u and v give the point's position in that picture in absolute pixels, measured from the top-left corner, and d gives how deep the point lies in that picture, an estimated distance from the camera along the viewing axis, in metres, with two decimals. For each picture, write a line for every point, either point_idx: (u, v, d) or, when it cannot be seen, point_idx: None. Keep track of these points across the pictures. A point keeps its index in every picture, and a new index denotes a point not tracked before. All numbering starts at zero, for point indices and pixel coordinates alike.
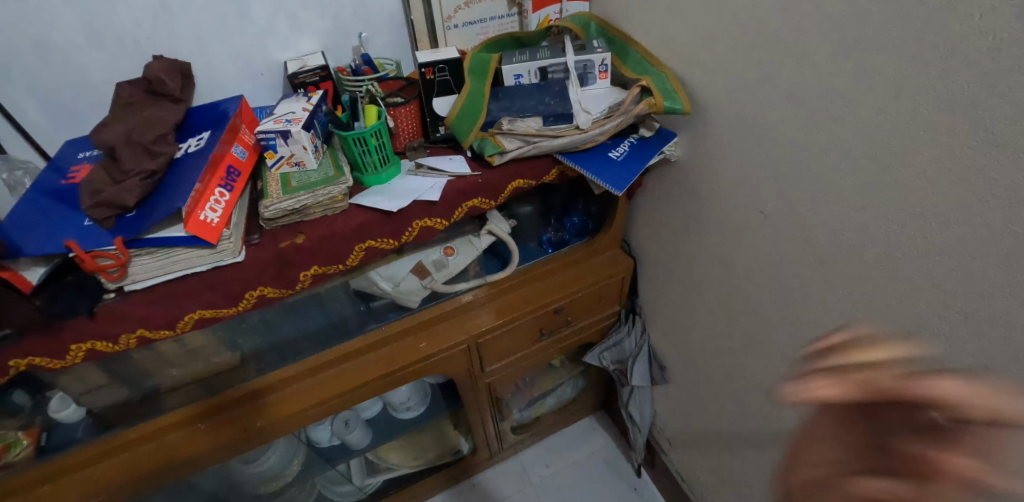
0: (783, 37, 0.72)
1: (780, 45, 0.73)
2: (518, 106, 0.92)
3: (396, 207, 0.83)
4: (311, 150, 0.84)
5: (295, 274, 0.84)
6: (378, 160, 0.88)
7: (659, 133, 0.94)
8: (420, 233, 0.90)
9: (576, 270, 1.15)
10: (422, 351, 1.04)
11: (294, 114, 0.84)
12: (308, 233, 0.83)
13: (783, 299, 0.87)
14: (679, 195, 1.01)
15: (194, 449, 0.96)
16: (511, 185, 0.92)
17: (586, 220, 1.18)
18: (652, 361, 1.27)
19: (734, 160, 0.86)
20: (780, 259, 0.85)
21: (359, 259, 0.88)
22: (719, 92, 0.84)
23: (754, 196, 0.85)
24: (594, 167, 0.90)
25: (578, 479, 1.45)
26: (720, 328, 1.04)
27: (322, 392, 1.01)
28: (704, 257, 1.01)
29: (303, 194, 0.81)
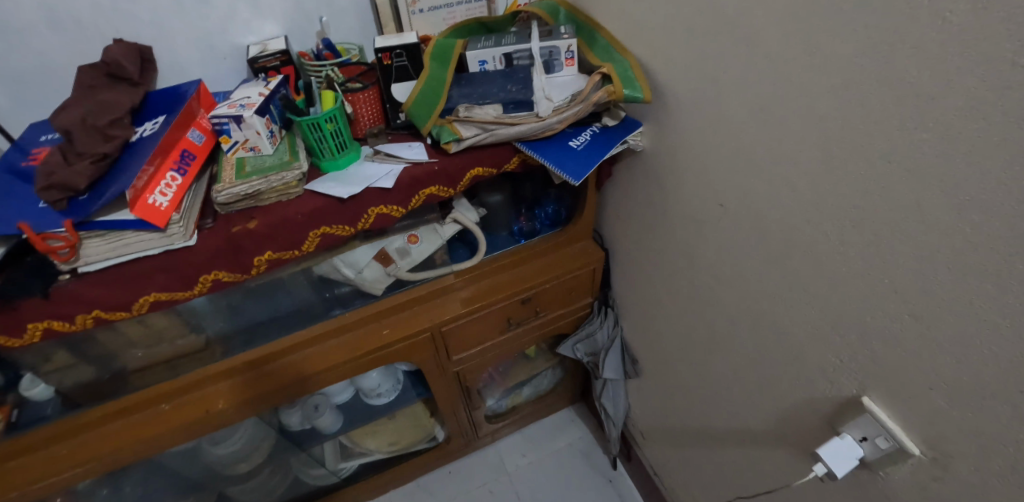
0: (738, 24, 0.69)
1: (736, 32, 0.69)
2: (479, 92, 0.91)
3: (347, 193, 0.83)
4: (266, 135, 0.84)
5: (248, 259, 0.84)
6: (337, 145, 0.88)
7: (624, 121, 0.91)
8: (376, 220, 0.89)
9: (546, 260, 1.13)
10: (384, 338, 1.03)
11: (249, 99, 0.85)
12: (260, 218, 0.83)
13: (743, 296, 0.85)
14: (646, 186, 0.98)
15: (156, 429, 0.97)
16: (469, 173, 0.91)
17: (559, 210, 1.16)
18: (624, 353, 1.26)
19: (695, 151, 0.83)
20: (739, 254, 0.83)
21: (315, 245, 0.88)
22: (679, 79, 0.81)
23: (714, 189, 0.83)
24: (553, 156, 0.88)
25: (553, 469, 1.46)
26: (687, 324, 1.02)
27: (284, 376, 1.01)
28: (671, 251, 0.99)
29: (254, 179, 0.81)
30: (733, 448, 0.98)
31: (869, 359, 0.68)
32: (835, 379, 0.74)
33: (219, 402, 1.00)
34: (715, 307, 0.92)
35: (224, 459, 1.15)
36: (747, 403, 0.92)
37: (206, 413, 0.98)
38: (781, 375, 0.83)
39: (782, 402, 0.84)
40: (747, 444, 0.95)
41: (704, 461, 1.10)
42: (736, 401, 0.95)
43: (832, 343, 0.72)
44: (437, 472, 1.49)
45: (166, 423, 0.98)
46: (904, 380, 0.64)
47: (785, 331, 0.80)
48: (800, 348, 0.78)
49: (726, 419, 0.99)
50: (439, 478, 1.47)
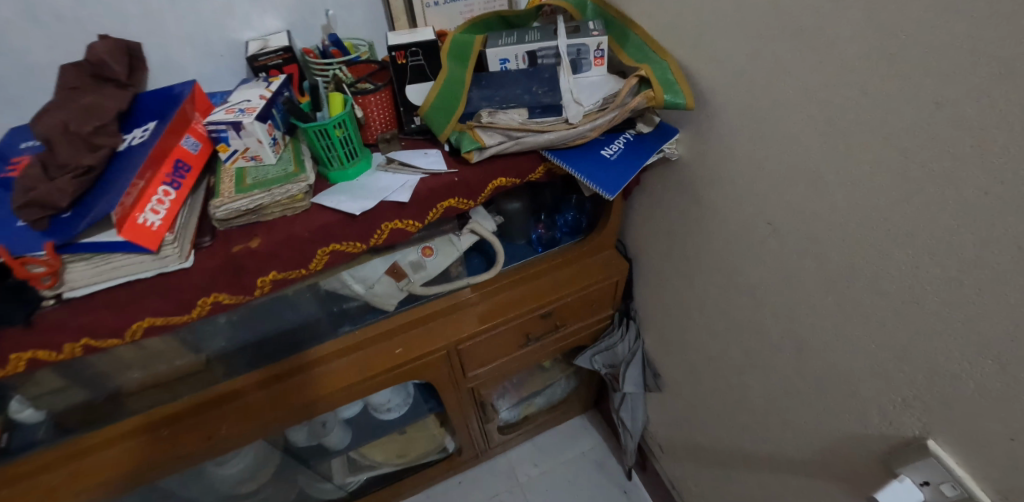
0: (804, 27, 0.61)
1: (801, 36, 0.62)
2: (502, 94, 0.83)
3: (359, 209, 0.75)
4: (269, 144, 0.76)
5: (251, 280, 0.77)
6: (347, 154, 0.80)
7: (659, 128, 0.84)
8: (390, 235, 0.82)
9: (568, 272, 1.06)
10: (397, 358, 0.97)
11: (249, 102, 0.76)
12: (263, 236, 0.75)
13: (789, 320, 0.79)
14: (680, 197, 0.91)
15: (156, 456, 0.91)
16: (491, 183, 0.84)
17: (579, 217, 1.09)
18: (646, 366, 1.20)
19: (741, 164, 0.76)
20: (788, 277, 0.76)
21: (323, 263, 0.80)
22: (727, 84, 0.73)
23: (762, 206, 0.76)
24: (584, 167, 0.81)
25: (566, 480, 1.41)
26: (719, 342, 0.96)
27: (292, 398, 0.95)
28: (706, 266, 0.92)
29: (257, 193, 0.74)
30: (767, 474, 0.93)
31: (937, 400, 0.62)
32: (894, 417, 0.68)
33: (222, 427, 0.93)
34: (754, 328, 0.86)
35: (228, 481, 1.09)
36: (786, 430, 0.86)
37: (209, 440, 0.92)
38: (828, 405, 0.77)
39: (827, 432, 0.78)
40: (782, 471, 0.90)
41: (731, 482, 1.05)
42: (773, 426, 0.89)
43: (894, 379, 0.66)
44: (446, 483, 1.43)
45: (166, 450, 0.91)
46: (981, 428, 0.58)
47: (836, 360, 0.74)
48: (854, 380, 0.72)
49: (760, 443, 0.93)
50: (448, 489, 1.42)
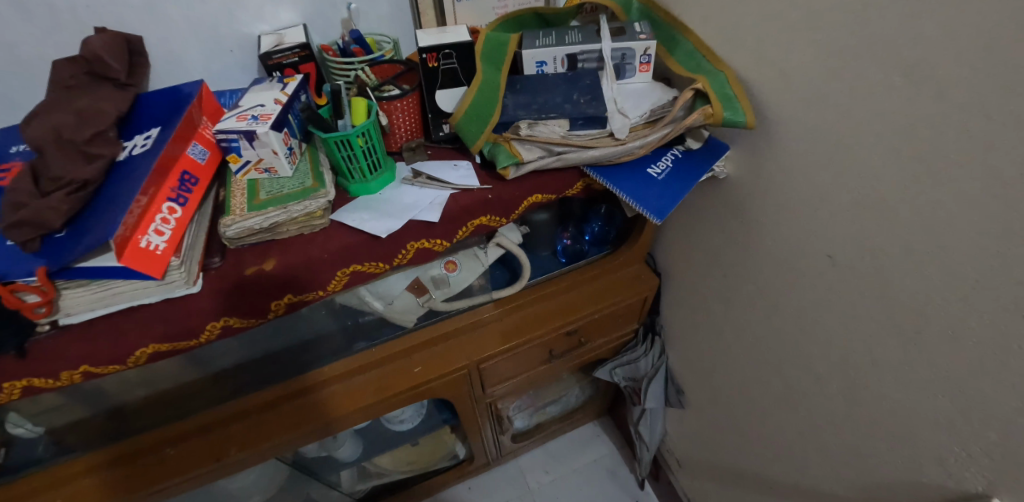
0: (892, 49, 0.55)
1: (888, 59, 0.55)
2: (540, 102, 0.74)
3: (385, 232, 0.68)
4: (284, 154, 0.69)
5: (264, 303, 0.71)
6: (370, 165, 0.73)
7: (709, 143, 0.77)
8: (416, 255, 0.74)
9: (595, 287, 1.00)
10: (416, 377, 0.92)
11: (263, 108, 0.68)
12: (278, 258, 0.68)
13: (838, 357, 0.74)
14: (723, 216, 0.85)
15: (159, 479, 0.85)
16: (527, 200, 0.77)
17: (608, 228, 1.01)
18: (668, 381, 1.16)
19: (800, 189, 0.70)
20: (841, 313, 0.71)
21: (342, 284, 0.73)
22: (792, 103, 0.67)
23: (820, 237, 0.70)
24: (629, 186, 0.74)
25: (577, 488, 1.38)
26: (753, 368, 0.92)
27: (303, 418, 0.90)
28: (747, 289, 0.86)
29: (272, 210, 0.67)
30: None
31: (1009, 466, 0.56)
32: (955, 474, 0.63)
33: (230, 448, 0.88)
34: (796, 359, 0.81)
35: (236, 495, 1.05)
36: (822, 466, 0.82)
37: (217, 462, 0.87)
38: (876, 449, 0.73)
39: (870, 475, 0.74)
40: None
41: None
42: (809, 460, 0.85)
43: (957, 437, 0.61)
44: (455, 489, 1.40)
45: (171, 473, 0.86)
46: None
47: (889, 406, 0.69)
48: (908, 429, 0.67)
49: (792, 475, 0.89)
50: (457, 495, 1.39)
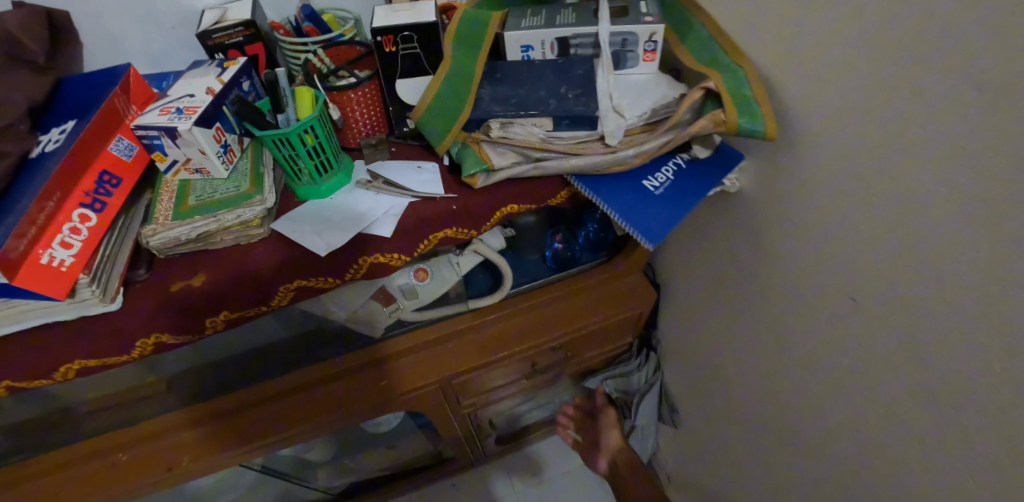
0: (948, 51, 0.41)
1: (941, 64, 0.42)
2: (520, 96, 0.61)
3: (324, 249, 0.58)
4: (216, 154, 0.59)
5: (197, 320, 0.62)
6: (320, 166, 0.62)
7: (721, 152, 0.65)
8: (370, 271, 0.64)
9: (584, 300, 0.90)
10: (379, 392, 0.84)
11: (191, 99, 0.59)
12: (208, 273, 0.60)
13: (849, 412, 0.62)
14: (733, 234, 0.73)
15: (113, 485, 0.82)
16: (499, 211, 0.65)
17: (604, 234, 0.90)
18: (662, 398, 1.09)
19: (826, 217, 0.57)
20: (860, 367, 0.59)
21: (288, 299, 0.65)
22: (824, 112, 0.53)
23: (840, 275, 0.58)
24: (619, 202, 0.62)
25: (564, 494, 1.32)
26: (754, 402, 0.81)
27: (260, 431, 0.85)
28: (754, 318, 0.75)
29: (199, 219, 0.58)
30: None
31: None
32: None
33: (183, 458, 0.84)
34: (802, 403, 0.70)
35: (207, 488, 1.03)
36: None
37: (167, 471, 0.83)
38: None
39: None
40: None
41: None
42: None
43: None
44: (439, 484, 1.36)
45: (122, 480, 0.82)
46: None
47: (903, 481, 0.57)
48: None
49: None
50: (440, 491, 1.35)
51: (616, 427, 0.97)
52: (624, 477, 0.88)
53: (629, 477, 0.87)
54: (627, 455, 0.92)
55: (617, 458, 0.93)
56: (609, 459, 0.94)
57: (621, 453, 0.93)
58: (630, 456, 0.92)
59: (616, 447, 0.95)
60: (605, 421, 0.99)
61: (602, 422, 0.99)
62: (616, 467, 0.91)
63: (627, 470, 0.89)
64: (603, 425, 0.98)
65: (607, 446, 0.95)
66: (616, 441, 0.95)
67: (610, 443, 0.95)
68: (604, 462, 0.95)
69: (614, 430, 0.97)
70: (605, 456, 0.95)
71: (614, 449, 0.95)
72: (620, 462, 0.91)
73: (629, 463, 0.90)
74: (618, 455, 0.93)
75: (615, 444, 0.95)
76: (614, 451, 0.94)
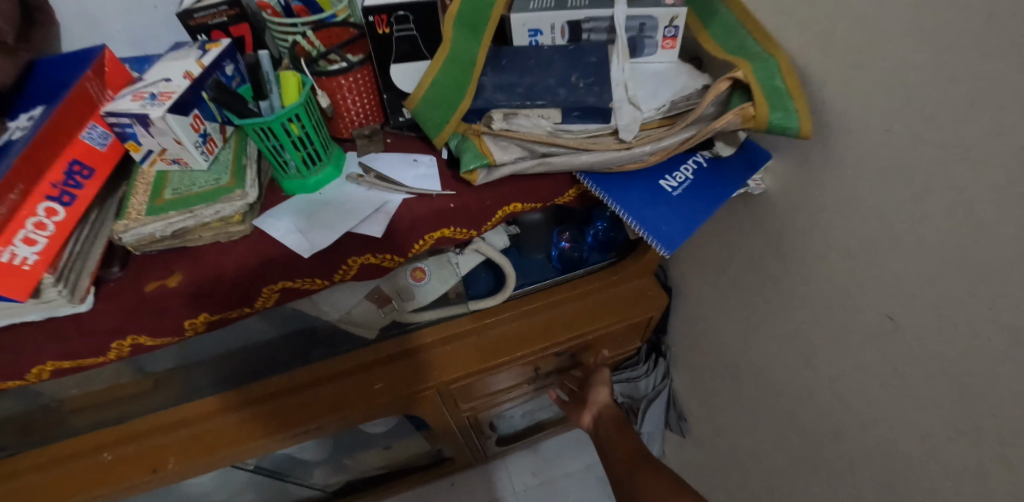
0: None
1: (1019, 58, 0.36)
2: (527, 85, 0.55)
3: (308, 251, 0.53)
4: (193, 143, 0.55)
5: (175, 322, 0.58)
6: (308, 157, 0.57)
7: (747, 149, 0.59)
8: (361, 271, 0.60)
9: (592, 302, 0.85)
10: (375, 396, 0.80)
11: (166, 83, 0.54)
12: (186, 272, 0.55)
13: (881, 438, 0.57)
14: (754, 237, 0.68)
15: (98, 486, 0.79)
16: (501, 210, 0.60)
17: (614, 234, 0.85)
18: (671, 405, 1.03)
19: (864, 225, 0.52)
20: (896, 389, 0.53)
21: (273, 300, 0.60)
22: (868, 107, 0.47)
23: (878, 290, 0.52)
24: (633, 203, 0.57)
25: (566, 496, 1.28)
26: (770, 416, 0.76)
27: (251, 433, 0.81)
28: (775, 329, 0.69)
29: (173, 215, 0.53)
30: None
31: None
32: None
33: (171, 458, 0.80)
34: (825, 423, 0.65)
35: (197, 487, 0.99)
36: None
37: (153, 473, 0.79)
38: None
39: None
40: None
41: None
42: None
43: None
44: (438, 482, 1.33)
45: (108, 481, 0.79)
46: None
47: None
48: None
49: None
50: (439, 490, 1.32)
51: (606, 383, 0.92)
52: (608, 434, 0.85)
53: (615, 437, 0.83)
54: (615, 412, 0.89)
55: (602, 418, 0.89)
56: (594, 417, 0.90)
57: (606, 415, 0.89)
58: (617, 416, 0.88)
59: (603, 404, 0.91)
60: (596, 378, 0.93)
61: (592, 379, 0.93)
62: (600, 429, 0.88)
63: (613, 430, 0.85)
64: (592, 382, 0.92)
65: (594, 401, 0.91)
66: (605, 397, 0.91)
67: (597, 398, 0.91)
68: (588, 418, 0.91)
69: (604, 387, 0.92)
70: (590, 412, 0.91)
71: (601, 404, 0.91)
72: (603, 422, 0.88)
73: (615, 424, 0.86)
74: (603, 412, 0.90)
75: (602, 401, 0.91)
76: (600, 407, 0.91)
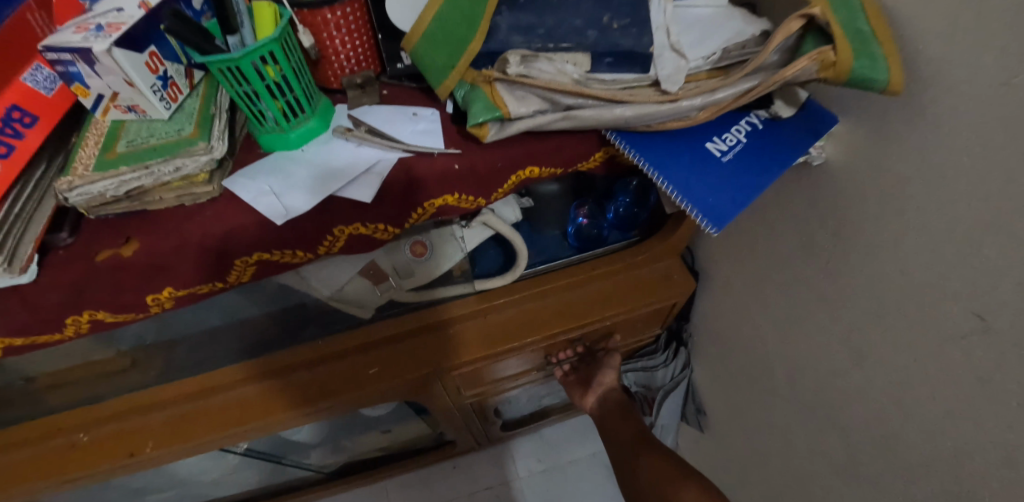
0: None
1: None
2: (550, 22, 0.45)
3: (281, 219, 0.45)
4: (148, 86, 0.46)
5: (136, 296, 0.50)
6: (288, 106, 0.48)
7: (809, 112, 0.48)
8: (350, 242, 0.52)
9: (610, 284, 0.76)
10: (369, 381, 0.72)
11: (116, 14, 0.45)
12: (143, 239, 0.47)
13: (941, 466, 0.48)
14: (804, 215, 0.57)
15: (70, 470, 0.72)
16: (514, 176, 0.51)
17: (637, 210, 0.77)
18: (688, 397, 0.95)
19: (954, 206, 0.41)
20: (973, 410, 0.43)
21: (249, 274, 0.52)
22: (979, 57, 0.37)
23: (964, 290, 0.42)
24: (675, 170, 0.48)
25: (572, 483, 1.22)
26: (801, 424, 0.66)
27: (235, 417, 0.73)
28: (817, 326, 0.59)
29: (126, 171, 0.45)
30: None
31: None
32: None
33: (148, 443, 0.73)
34: (869, 438, 0.56)
35: (183, 469, 0.94)
36: None
37: (131, 457, 0.72)
38: None
39: None
40: None
41: None
42: None
43: None
44: (439, 465, 1.27)
45: (84, 464, 0.72)
46: None
47: None
48: None
49: None
50: (440, 473, 1.26)
51: (614, 365, 0.85)
52: (614, 423, 0.81)
53: (619, 422, 0.81)
54: (619, 396, 0.85)
55: (607, 401, 0.85)
56: (599, 399, 0.85)
57: (612, 399, 0.85)
58: (624, 402, 0.84)
59: (608, 386, 0.85)
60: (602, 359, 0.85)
61: (597, 361, 0.85)
62: (606, 414, 0.84)
63: (619, 419, 0.81)
64: (598, 366, 0.85)
65: (599, 383, 0.85)
66: (612, 380, 0.85)
67: (603, 381, 0.85)
68: (592, 399, 0.86)
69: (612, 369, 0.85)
70: (594, 394, 0.85)
71: (607, 387, 0.85)
72: (610, 407, 0.84)
73: (622, 410, 0.83)
74: (607, 395, 0.85)
75: (608, 384, 0.85)
76: (605, 389, 0.85)
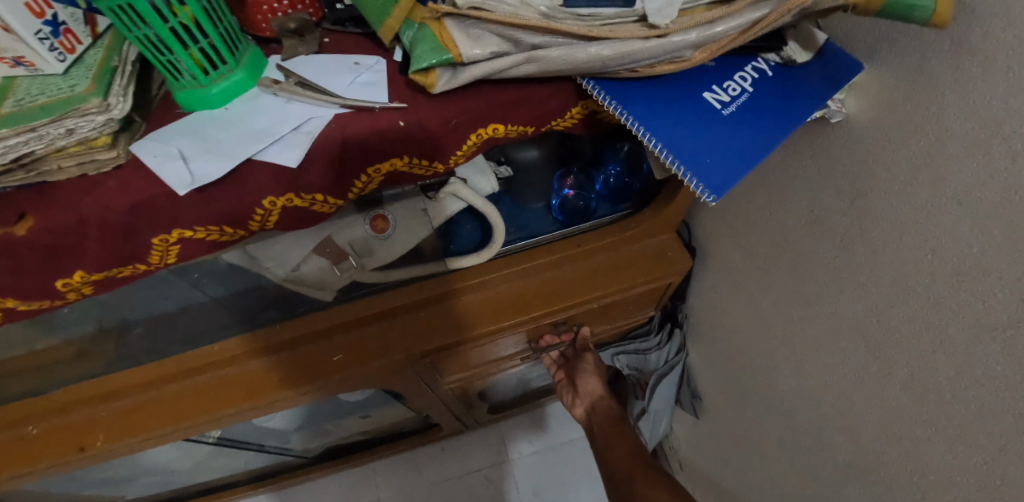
0: None
1: None
2: None
3: (183, 190, 0.39)
4: (32, 33, 0.38)
5: (44, 282, 0.44)
6: (205, 56, 0.40)
7: (827, 56, 0.41)
8: (286, 216, 0.45)
9: (601, 261, 0.68)
10: (333, 369, 0.65)
11: None
12: (39, 215, 0.40)
13: (972, 477, 0.41)
14: (814, 182, 0.49)
15: (15, 465, 0.66)
16: (474, 134, 0.44)
17: (630, 181, 0.71)
18: (683, 381, 0.88)
19: (1002, 170, 0.34)
20: (1009, 415, 0.37)
21: (175, 255, 0.46)
22: None
23: (1013, 272, 0.34)
24: (667, 127, 0.40)
25: (565, 465, 1.18)
26: (806, 418, 0.60)
27: (190, 410, 0.67)
28: (829, 309, 0.52)
29: (6, 134, 0.36)
30: None
31: None
32: None
33: (98, 435, 0.67)
34: (884, 437, 0.49)
35: (153, 458, 0.89)
36: None
37: (80, 452, 0.66)
38: None
39: None
40: None
41: None
42: None
43: None
44: (428, 448, 1.22)
45: (32, 459, 0.66)
46: None
47: None
48: None
49: None
50: (429, 456, 1.21)
51: (593, 372, 0.80)
52: (602, 431, 0.74)
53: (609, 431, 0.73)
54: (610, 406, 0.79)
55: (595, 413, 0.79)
56: (588, 410, 0.80)
57: (600, 409, 0.78)
58: (612, 413, 0.77)
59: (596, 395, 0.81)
60: (581, 366, 0.81)
61: (579, 366, 0.81)
62: (592, 424, 0.78)
63: (606, 427, 0.75)
64: (579, 371, 0.81)
65: (586, 392, 0.81)
66: (596, 387, 0.80)
67: (587, 389, 0.81)
68: (582, 411, 0.82)
69: (592, 376, 0.80)
70: (582, 405, 0.82)
71: (592, 396, 0.81)
72: (597, 417, 0.78)
73: (606, 419, 0.77)
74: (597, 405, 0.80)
75: (594, 392, 0.80)
76: (594, 399, 0.80)
